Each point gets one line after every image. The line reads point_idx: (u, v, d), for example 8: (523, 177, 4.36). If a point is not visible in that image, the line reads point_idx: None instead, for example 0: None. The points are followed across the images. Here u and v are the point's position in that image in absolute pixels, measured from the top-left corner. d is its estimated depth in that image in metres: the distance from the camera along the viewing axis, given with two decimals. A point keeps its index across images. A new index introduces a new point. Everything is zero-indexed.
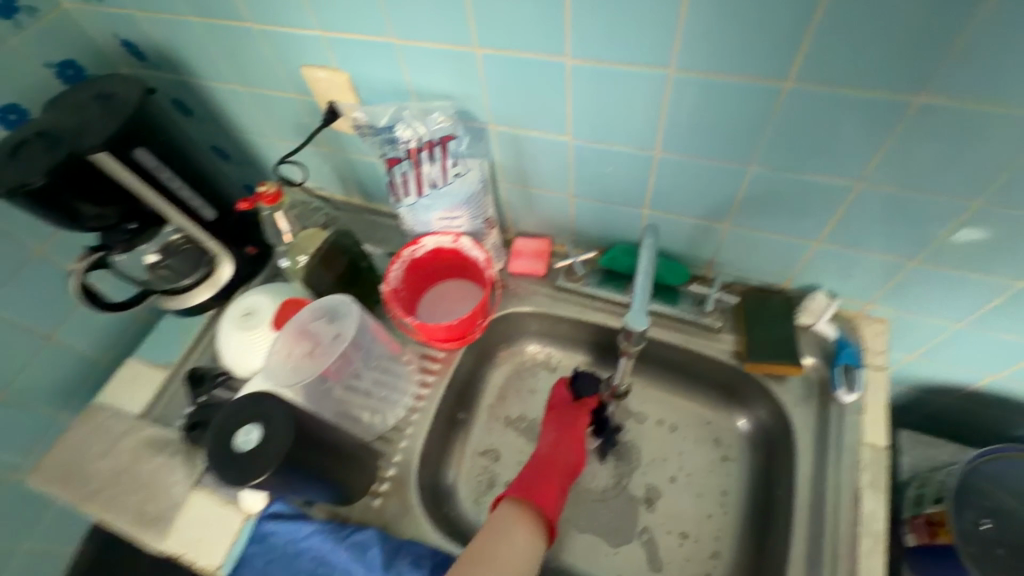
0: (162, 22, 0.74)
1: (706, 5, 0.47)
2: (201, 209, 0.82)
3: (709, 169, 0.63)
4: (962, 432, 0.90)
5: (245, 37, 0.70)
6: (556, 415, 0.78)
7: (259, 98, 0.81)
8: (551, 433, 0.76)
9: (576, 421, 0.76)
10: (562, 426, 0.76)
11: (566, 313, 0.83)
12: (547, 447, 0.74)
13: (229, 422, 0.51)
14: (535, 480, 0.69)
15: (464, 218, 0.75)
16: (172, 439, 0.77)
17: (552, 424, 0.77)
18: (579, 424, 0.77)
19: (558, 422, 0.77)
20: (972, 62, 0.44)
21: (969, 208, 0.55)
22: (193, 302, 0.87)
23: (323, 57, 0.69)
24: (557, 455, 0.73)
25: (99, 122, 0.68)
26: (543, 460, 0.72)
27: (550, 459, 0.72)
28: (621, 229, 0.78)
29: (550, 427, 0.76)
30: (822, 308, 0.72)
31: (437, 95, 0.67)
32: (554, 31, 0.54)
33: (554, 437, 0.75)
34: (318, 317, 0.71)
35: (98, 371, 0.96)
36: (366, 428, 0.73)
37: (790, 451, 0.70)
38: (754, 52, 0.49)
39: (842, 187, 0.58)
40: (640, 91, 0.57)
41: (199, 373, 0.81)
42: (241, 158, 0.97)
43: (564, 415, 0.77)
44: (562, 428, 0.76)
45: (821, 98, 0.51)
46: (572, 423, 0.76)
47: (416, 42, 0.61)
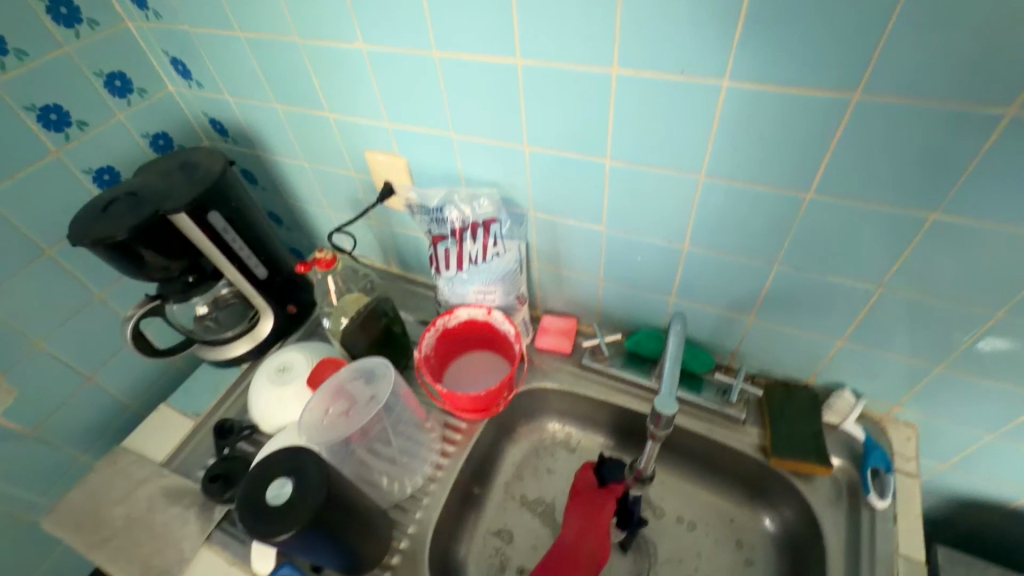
0: (251, 107, 0.85)
1: (735, 124, 0.53)
2: (256, 268, 0.87)
3: (735, 265, 0.67)
4: (1004, 553, 0.84)
5: (320, 124, 0.80)
6: (581, 500, 0.75)
7: (322, 174, 0.90)
8: (575, 520, 0.73)
9: (602, 510, 0.73)
10: (587, 512, 0.73)
11: (589, 393, 0.83)
12: (571, 536, 0.72)
13: (263, 475, 0.52)
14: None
15: (498, 293, 0.79)
16: (190, 490, 0.77)
17: (576, 509, 0.74)
18: (603, 513, 0.73)
19: (582, 508, 0.74)
20: (982, 188, 0.48)
21: (991, 318, 0.57)
22: (230, 354, 0.91)
23: (386, 144, 0.78)
24: (579, 546, 0.70)
25: (183, 188, 0.76)
26: (565, 552, 0.70)
27: (573, 551, 0.70)
28: (647, 315, 0.81)
29: (574, 513, 0.74)
30: (849, 409, 0.72)
31: (485, 182, 0.74)
32: (597, 136, 0.61)
33: (578, 526, 0.72)
34: (356, 377, 0.73)
35: (126, 415, 0.98)
36: (384, 495, 0.73)
37: (818, 557, 0.68)
38: (778, 166, 0.55)
39: (863, 290, 0.61)
40: (672, 192, 0.62)
41: (227, 425, 0.82)
42: (294, 224, 1.06)
43: (589, 500, 0.74)
44: (586, 515, 0.73)
45: (841, 209, 0.55)
46: (597, 511, 0.73)
47: (471, 137, 0.70)
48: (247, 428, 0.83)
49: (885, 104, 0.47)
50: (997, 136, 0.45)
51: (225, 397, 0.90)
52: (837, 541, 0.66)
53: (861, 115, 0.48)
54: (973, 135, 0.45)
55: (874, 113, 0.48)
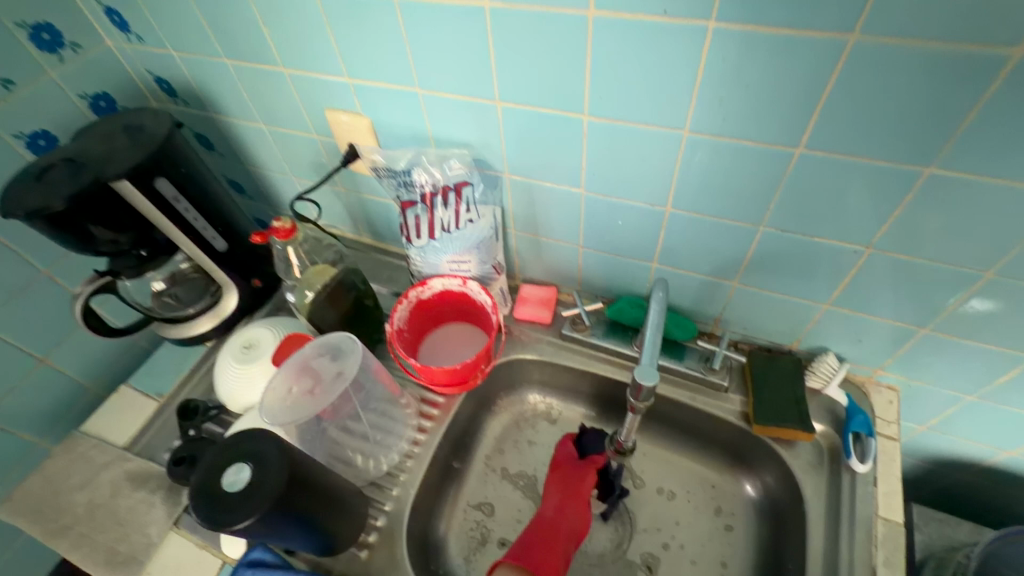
0: (198, 63, 0.77)
1: (721, 73, 0.49)
2: (214, 240, 0.81)
3: (720, 228, 0.63)
4: (978, 509, 0.86)
5: (275, 80, 0.74)
6: (559, 474, 0.76)
7: (282, 137, 0.83)
8: (554, 493, 0.74)
9: (581, 479, 0.75)
10: (565, 485, 0.74)
11: (569, 363, 0.82)
12: (550, 508, 0.72)
13: (218, 462, 0.49)
14: (536, 546, 0.66)
15: (473, 263, 0.76)
16: (155, 474, 0.74)
17: (555, 483, 0.75)
18: (582, 482, 0.74)
19: (560, 482, 0.75)
20: (983, 137, 0.45)
21: (981, 277, 0.55)
22: (193, 332, 0.86)
23: (348, 102, 0.72)
24: (558, 519, 0.70)
25: (126, 152, 0.69)
26: (545, 524, 0.70)
27: (552, 523, 0.70)
28: (628, 282, 0.78)
29: (553, 488, 0.75)
30: (831, 372, 0.71)
31: (456, 143, 0.69)
32: (574, 89, 0.56)
33: (557, 499, 0.73)
34: (321, 354, 0.69)
35: (87, 398, 0.94)
36: (358, 473, 0.71)
37: (799, 521, 0.67)
38: (766, 119, 0.51)
39: (851, 252, 0.59)
40: (654, 150, 0.58)
41: (192, 405, 0.78)
42: (256, 194, 1.00)
43: (567, 474, 0.76)
44: (565, 488, 0.74)
45: (831, 165, 0.52)
46: (576, 481, 0.74)
47: (439, 93, 0.64)
48: (214, 408, 0.79)
49: (883, 46, 0.43)
50: (1002, 80, 0.41)
51: (190, 376, 0.86)
52: (817, 505, 0.66)
53: (857, 60, 0.44)
54: (976, 79, 0.42)
55: (871, 57, 0.44)
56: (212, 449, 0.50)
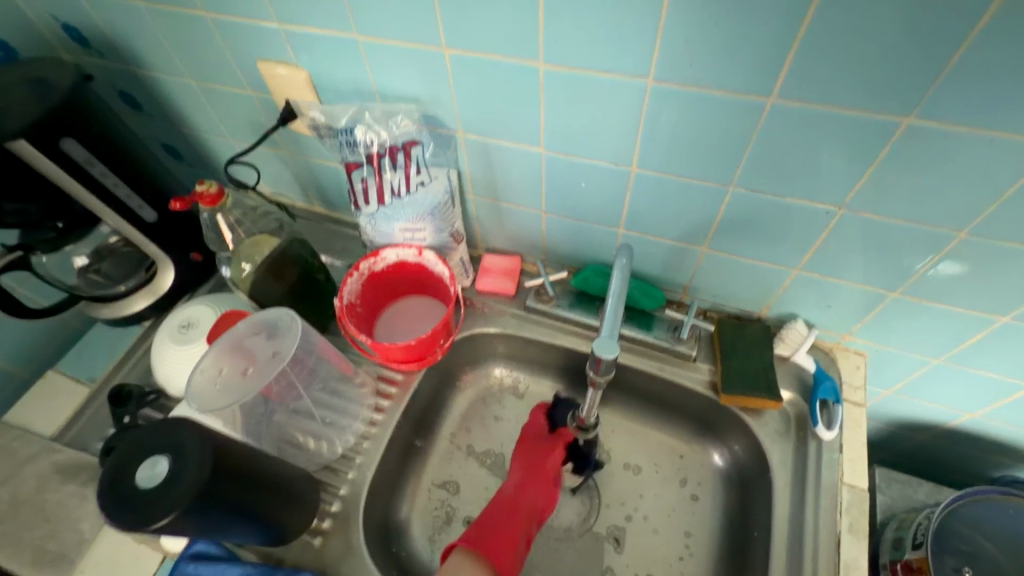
0: (107, 7, 0.68)
1: (688, 12, 0.44)
2: (140, 209, 0.73)
3: (688, 189, 0.59)
4: (937, 468, 0.87)
5: (197, 26, 0.65)
6: (525, 449, 0.73)
7: (213, 94, 0.75)
8: (517, 471, 0.70)
9: (547, 455, 0.71)
10: (529, 462, 0.71)
11: (534, 336, 0.78)
12: (511, 488, 0.68)
13: (130, 457, 0.44)
14: (494, 526, 0.62)
15: (428, 231, 0.70)
16: (87, 465, 0.68)
17: (519, 459, 0.72)
18: (548, 459, 0.71)
19: (524, 458, 0.71)
20: (966, 84, 0.41)
21: (954, 238, 0.53)
22: (126, 311, 0.79)
23: (281, 52, 0.64)
24: (519, 497, 0.67)
25: (22, 107, 0.60)
26: (505, 503, 0.66)
27: (512, 501, 0.66)
28: (594, 249, 0.74)
29: (517, 464, 0.71)
30: (800, 339, 0.69)
31: (403, 97, 0.63)
32: (527, 32, 0.50)
33: (520, 478, 0.69)
34: (256, 333, 0.64)
35: (14, 385, 0.86)
36: (310, 457, 0.67)
37: (766, 489, 0.66)
38: (737, 64, 0.46)
39: (824, 213, 0.56)
40: (617, 102, 0.53)
41: (125, 391, 0.72)
42: (193, 159, 0.91)
43: (533, 449, 0.72)
44: (529, 465, 0.70)
45: (806, 117, 0.48)
46: (541, 456, 0.71)
47: (380, 40, 0.57)
48: (152, 392, 0.73)
49: None
50: (992, 14, 0.37)
51: (125, 359, 0.79)
52: (783, 473, 0.65)
53: None
54: (964, 14, 0.38)
55: None
56: (124, 441, 0.45)
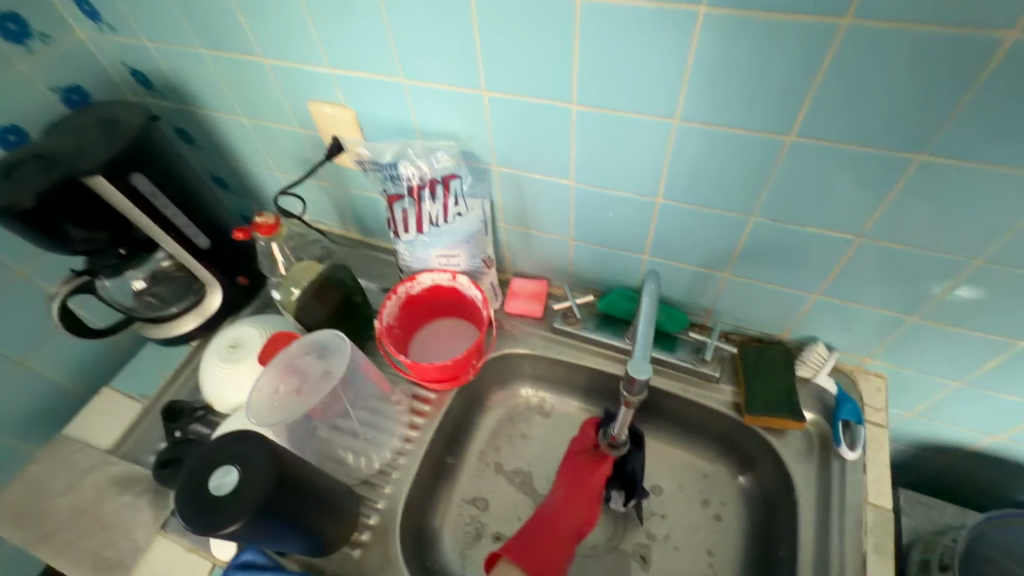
0: (173, 54, 0.75)
1: (712, 60, 0.48)
2: (196, 237, 0.79)
3: (711, 218, 0.63)
4: (963, 491, 0.87)
5: (255, 71, 0.71)
6: (570, 464, 0.73)
7: (264, 130, 0.81)
8: (561, 488, 0.71)
9: (591, 475, 0.71)
10: (573, 479, 0.72)
11: (561, 356, 0.81)
12: (554, 505, 0.70)
13: (203, 466, 0.48)
14: (533, 544, 0.64)
15: (462, 257, 0.75)
16: (141, 477, 0.72)
17: (564, 475, 0.73)
18: (591, 477, 0.71)
19: (568, 474, 0.72)
20: (973, 125, 0.45)
21: (969, 264, 0.55)
22: (176, 331, 0.84)
23: (331, 94, 0.70)
24: (560, 515, 0.68)
25: (100, 146, 0.66)
26: (546, 521, 0.67)
27: (553, 519, 0.68)
28: (619, 274, 0.78)
29: (562, 481, 0.72)
30: (822, 361, 0.71)
31: (443, 134, 0.68)
32: (561, 77, 0.55)
33: (564, 496, 0.70)
34: (308, 352, 0.68)
35: (69, 400, 0.91)
36: (350, 471, 0.70)
37: (790, 508, 0.68)
38: (758, 105, 0.50)
39: (842, 241, 0.59)
40: (644, 139, 0.58)
41: (177, 407, 0.77)
42: (239, 189, 0.97)
43: (577, 465, 0.73)
44: (573, 482, 0.71)
45: (823, 153, 0.52)
46: (584, 473, 0.72)
47: (425, 84, 0.62)
48: (201, 408, 0.78)
49: (876, 30, 0.42)
50: (995, 62, 0.41)
51: (175, 376, 0.84)
52: (807, 493, 0.67)
53: (849, 45, 0.44)
54: (969, 62, 0.41)
55: (865, 41, 0.43)
56: (197, 451, 0.49)
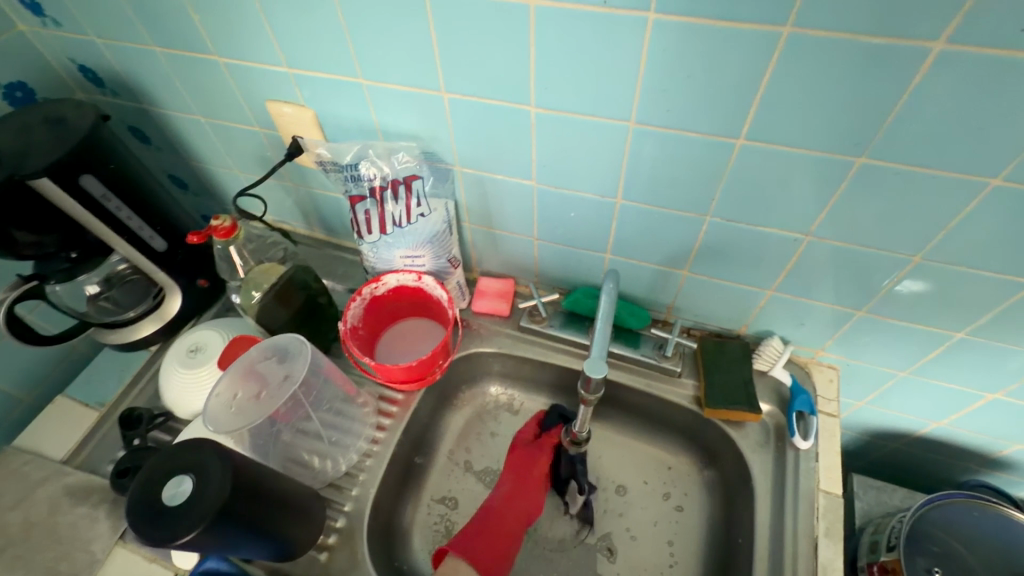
0: (124, 51, 0.72)
1: (664, 65, 0.49)
2: (152, 239, 0.76)
3: (669, 218, 0.64)
4: (912, 474, 0.92)
5: (210, 70, 0.70)
6: (514, 457, 0.78)
7: (222, 130, 0.79)
8: (506, 480, 0.75)
9: (535, 464, 0.76)
10: (518, 470, 0.76)
11: (527, 355, 0.82)
12: (500, 496, 0.73)
13: (156, 476, 0.47)
14: (479, 533, 0.67)
15: (427, 257, 0.75)
16: (99, 487, 0.70)
17: (509, 467, 0.76)
18: (533, 463, 0.76)
19: (513, 466, 0.76)
20: (906, 130, 0.47)
21: (910, 261, 0.58)
22: (134, 336, 0.82)
23: (289, 93, 0.68)
24: (506, 504, 0.72)
25: (45, 147, 0.64)
26: (492, 510, 0.71)
27: (499, 509, 0.71)
28: (583, 272, 0.79)
29: (507, 472, 0.76)
30: (776, 355, 0.74)
31: (404, 135, 0.68)
32: (520, 80, 0.55)
33: (511, 487, 0.74)
34: (268, 357, 0.68)
35: (21, 410, 0.88)
36: (316, 475, 0.69)
37: (747, 496, 0.70)
38: (709, 110, 0.52)
39: (792, 240, 0.61)
40: (602, 141, 0.58)
41: (136, 414, 0.75)
42: (199, 189, 0.95)
43: (521, 457, 0.77)
44: (517, 473, 0.75)
45: (771, 155, 0.53)
46: (527, 463, 0.76)
47: (383, 84, 0.62)
48: (161, 415, 0.76)
49: (816, 39, 0.44)
50: (925, 70, 0.43)
51: (134, 383, 0.82)
52: (763, 482, 0.69)
53: (791, 52, 0.45)
54: (903, 69, 0.43)
55: (806, 49, 0.45)
56: (155, 457, 0.48)
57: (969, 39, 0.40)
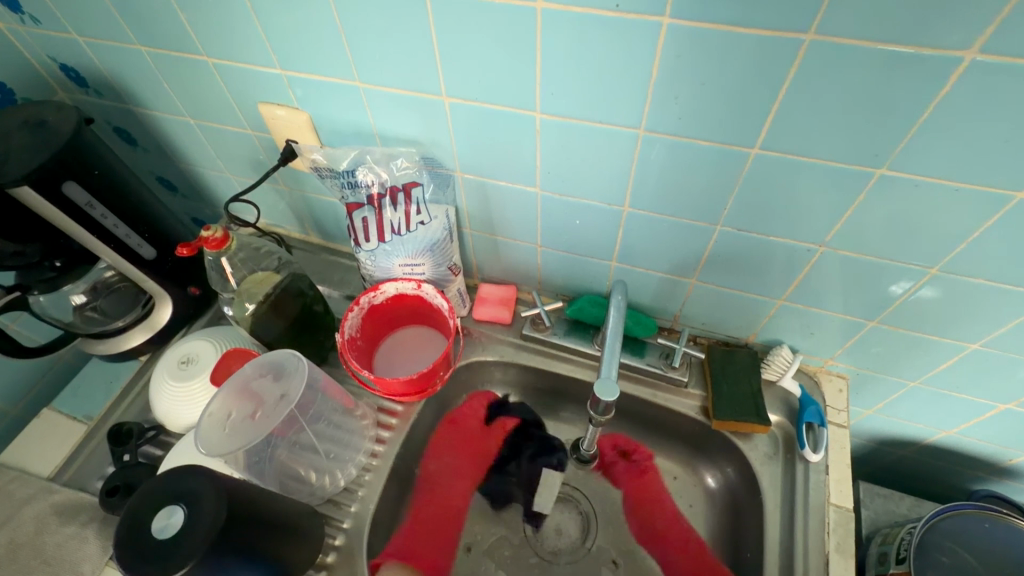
0: (108, 50, 0.69)
1: (676, 72, 0.47)
2: (140, 247, 0.73)
3: (678, 226, 0.62)
4: (918, 480, 0.91)
5: (199, 71, 0.66)
6: (466, 444, 0.81)
7: (212, 132, 0.76)
8: (457, 470, 0.80)
9: (485, 449, 0.82)
10: (469, 460, 0.80)
11: (530, 364, 0.80)
12: (451, 489, 0.78)
13: (145, 508, 0.45)
14: (430, 529, 0.74)
15: (427, 265, 0.73)
16: (88, 505, 0.68)
17: (460, 455, 0.81)
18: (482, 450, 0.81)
19: (462, 455, 0.81)
20: (931, 143, 0.45)
21: (926, 273, 0.56)
22: (124, 347, 0.79)
23: (282, 96, 0.66)
24: (456, 497, 0.78)
25: (26, 153, 0.61)
26: (443, 504, 0.77)
27: (448, 501, 0.77)
28: (587, 280, 0.76)
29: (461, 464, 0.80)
30: (786, 364, 0.72)
31: (403, 140, 0.65)
32: (525, 86, 0.53)
33: (463, 480, 0.79)
34: (263, 374, 0.65)
35: (6, 423, 0.85)
36: (313, 491, 0.67)
37: (756, 511, 0.69)
38: (723, 119, 0.49)
39: (805, 250, 0.59)
40: (610, 148, 0.56)
41: (125, 429, 0.72)
42: (189, 191, 0.92)
43: (469, 444, 0.81)
44: (467, 462, 0.80)
45: (787, 164, 0.51)
46: (477, 452, 0.81)
47: (381, 87, 0.59)
48: (152, 429, 0.74)
49: (840, 45, 0.41)
50: (954, 81, 0.41)
51: (123, 395, 0.79)
52: (773, 495, 0.68)
53: (814, 59, 0.43)
54: (931, 80, 0.41)
55: (830, 57, 0.42)
56: (152, 480, 0.47)
57: (1003, 48, 0.38)
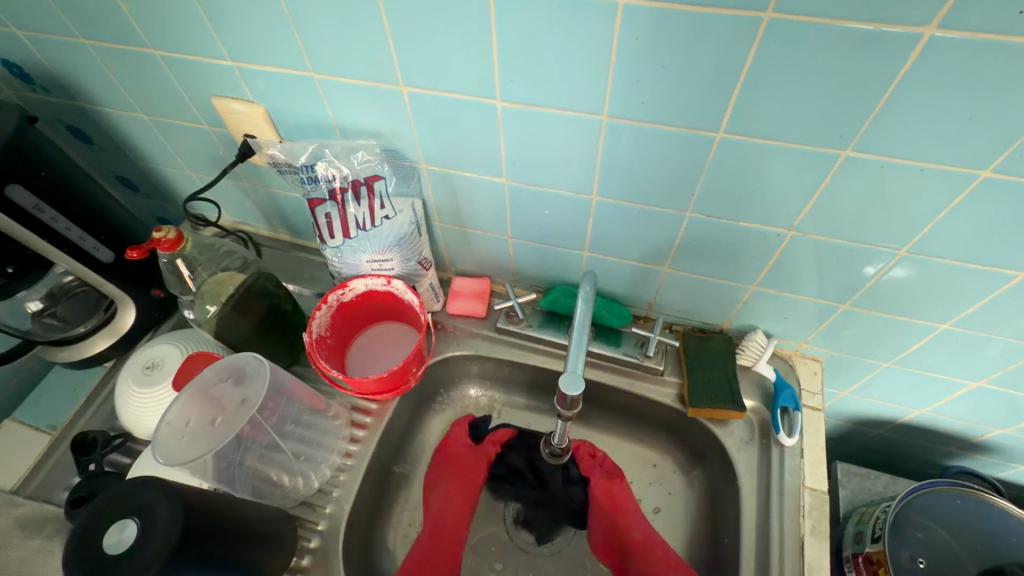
0: (50, 44, 0.65)
1: (638, 55, 0.46)
2: (96, 250, 0.70)
3: (648, 214, 0.61)
4: (894, 457, 0.92)
5: (148, 64, 0.63)
6: (455, 468, 0.75)
7: (169, 128, 0.73)
8: (452, 494, 0.73)
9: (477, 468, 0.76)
10: (464, 482, 0.74)
11: (506, 357, 0.79)
12: (449, 514, 0.71)
13: (97, 524, 0.44)
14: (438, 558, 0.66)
15: (396, 261, 0.71)
16: (53, 517, 0.65)
17: (454, 479, 0.74)
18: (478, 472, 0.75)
19: (458, 478, 0.74)
20: (893, 124, 0.44)
21: (895, 255, 0.56)
22: (86, 353, 0.76)
23: (237, 89, 0.63)
24: (456, 523, 0.71)
25: None
26: (444, 529, 0.70)
27: (448, 527, 0.70)
28: (561, 270, 0.75)
29: (450, 487, 0.73)
30: (760, 350, 0.72)
31: (364, 132, 0.63)
32: (482, 74, 0.51)
33: (461, 503, 0.72)
34: (223, 379, 0.63)
35: None
36: (286, 493, 0.66)
37: (733, 497, 0.69)
38: (687, 104, 0.48)
39: (775, 235, 0.59)
40: (575, 136, 0.55)
41: (88, 438, 0.69)
42: (151, 190, 0.89)
43: (463, 465, 0.75)
44: (464, 485, 0.74)
45: (752, 147, 0.50)
46: (472, 473, 0.75)
47: (339, 78, 0.57)
48: (118, 437, 0.72)
49: (801, 23, 0.40)
50: (914, 59, 0.40)
51: (88, 403, 0.77)
52: (749, 480, 0.68)
53: (773, 38, 0.41)
54: (891, 58, 0.40)
55: (790, 35, 0.41)
56: (108, 491, 0.46)
57: (962, 23, 0.37)
